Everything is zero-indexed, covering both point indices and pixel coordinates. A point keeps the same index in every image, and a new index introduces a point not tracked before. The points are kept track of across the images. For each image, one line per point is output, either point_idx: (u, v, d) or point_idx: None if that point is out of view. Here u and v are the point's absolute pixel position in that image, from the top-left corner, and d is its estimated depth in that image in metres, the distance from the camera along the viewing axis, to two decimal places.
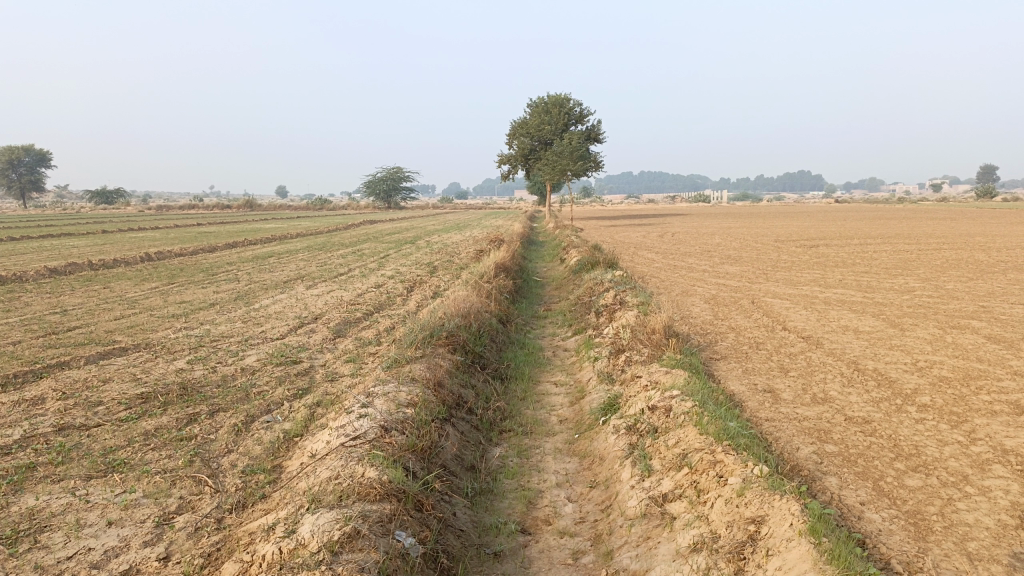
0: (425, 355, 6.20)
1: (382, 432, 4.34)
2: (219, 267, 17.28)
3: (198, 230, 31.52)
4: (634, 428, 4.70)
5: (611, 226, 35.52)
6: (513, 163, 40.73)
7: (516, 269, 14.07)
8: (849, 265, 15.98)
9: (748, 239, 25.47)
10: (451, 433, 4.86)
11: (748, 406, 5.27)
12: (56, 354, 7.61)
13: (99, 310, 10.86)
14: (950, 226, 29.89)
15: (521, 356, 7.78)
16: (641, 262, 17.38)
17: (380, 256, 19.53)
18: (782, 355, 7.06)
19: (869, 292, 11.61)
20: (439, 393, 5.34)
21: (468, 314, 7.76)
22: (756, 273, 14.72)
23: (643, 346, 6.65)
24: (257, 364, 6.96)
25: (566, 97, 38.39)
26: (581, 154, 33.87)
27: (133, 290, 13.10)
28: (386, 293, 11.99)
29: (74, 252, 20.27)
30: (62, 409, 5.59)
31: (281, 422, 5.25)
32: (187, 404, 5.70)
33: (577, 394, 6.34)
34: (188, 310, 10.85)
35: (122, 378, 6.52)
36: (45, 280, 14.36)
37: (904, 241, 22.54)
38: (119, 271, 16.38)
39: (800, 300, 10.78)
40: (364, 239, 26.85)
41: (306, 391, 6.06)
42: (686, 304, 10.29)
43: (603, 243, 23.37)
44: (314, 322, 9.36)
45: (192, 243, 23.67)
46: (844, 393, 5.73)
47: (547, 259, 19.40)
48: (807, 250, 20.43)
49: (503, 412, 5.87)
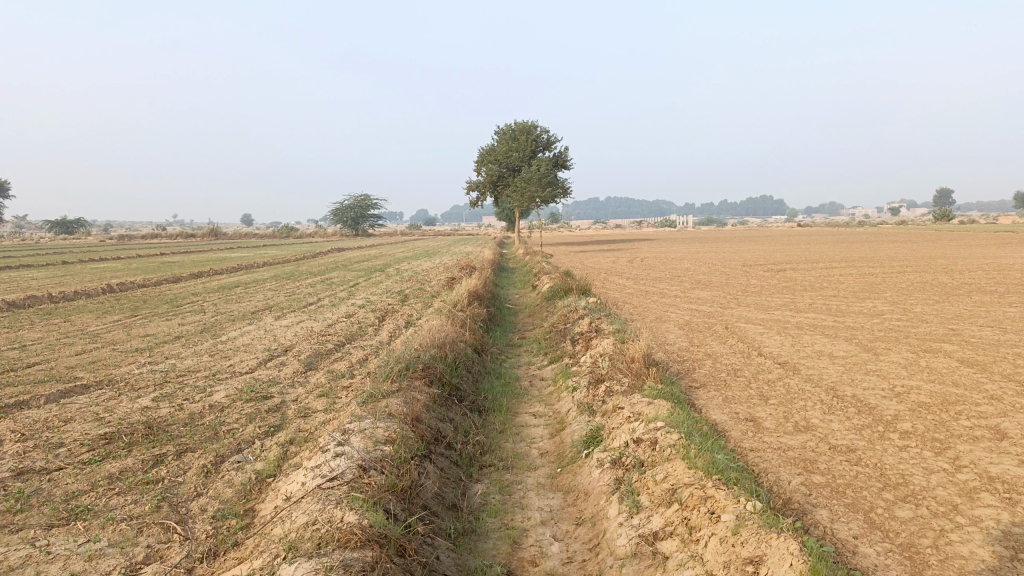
0: (401, 389, 6.05)
1: (361, 472, 4.19)
2: (184, 298, 16.93)
3: (161, 260, 31.01)
4: (619, 462, 4.60)
5: (580, 253, 35.57)
6: (482, 190, 40.81)
7: (489, 297, 14.00)
8: (818, 288, 16.16)
9: (717, 263, 25.73)
10: (431, 471, 4.71)
11: (732, 436, 5.21)
12: (14, 392, 7.30)
13: (59, 344, 10.52)
14: (911, 248, 30.54)
15: (498, 387, 7.65)
16: (613, 288, 17.42)
17: (350, 285, 19.32)
18: (760, 382, 7.03)
19: (840, 315, 11.73)
20: (417, 428, 5.19)
21: (444, 344, 7.63)
22: (727, 297, 14.81)
23: (623, 376, 6.57)
24: (227, 400, 6.75)
25: (533, 124, 38.70)
26: (549, 180, 34.06)
27: (95, 323, 12.73)
28: (357, 322, 11.82)
29: (33, 285, 19.73)
30: (20, 452, 5.32)
31: (253, 462, 5.05)
32: (153, 445, 5.47)
33: (557, 425, 6.22)
34: (152, 343, 10.55)
35: (85, 417, 6.25)
36: (2, 314, 13.92)
37: (868, 264, 22.95)
38: (80, 303, 15.96)
39: (773, 325, 10.83)
40: (333, 267, 26.59)
41: (279, 428, 5.87)
42: (661, 331, 10.27)
43: (574, 269, 23.41)
44: (285, 354, 9.15)
45: (156, 273, 23.24)
46: (826, 420, 5.70)
47: (518, 286, 19.36)
48: (775, 273, 20.68)
49: (482, 445, 5.74)
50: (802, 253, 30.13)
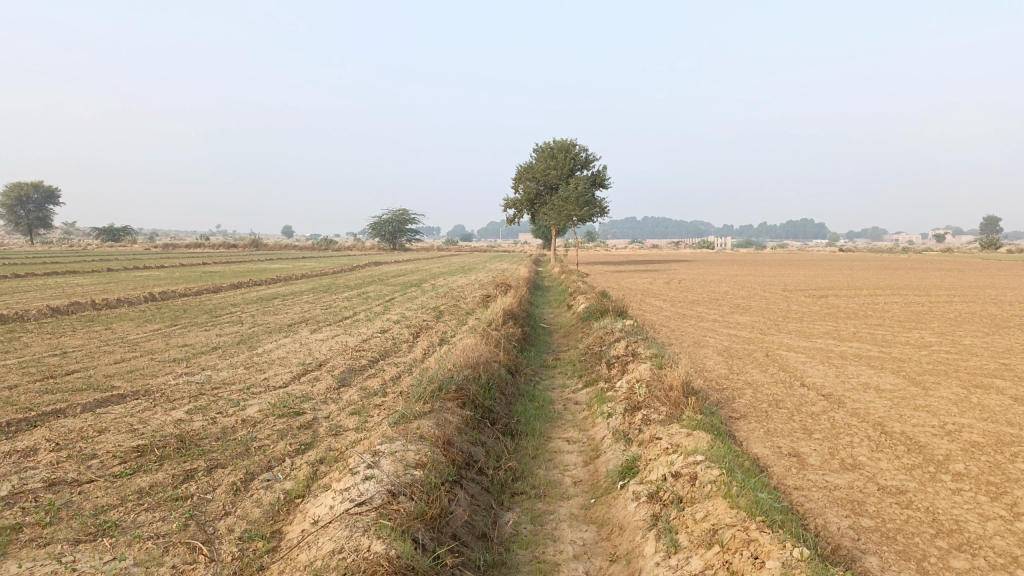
0: (433, 410, 5.94)
1: (390, 498, 4.09)
2: (223, 308, 17.09)
3: (203, 270, 31.52)
4: (656, 497, 4.44)
5: (617, 273, 35.33)
6: (519, 208, 40.84)
7: (524, 316, 13.87)
8: (862, 317, 15.73)
9: (755, 287, 25.31)
10: (461, 498, 4.60)
11: (775, 473, 5.01)
12: (52, 400, 7.36)
13: (99, 352, 10.65)
14: (957, 277, 29.79)
15: (531, 410, 7.50)
16: (650, 310, 17.20)
17: (385, 299, 19.37)
18: (804, 414, 6.79)
19: (885, 346, 11.37)
20: (448, 452, 5.08)
21: (477, 365, 7.51)
22: (766, 323, 14.49)
23: (660, 404, 6.38)
24: (259, 415, 6.71)
25: (572, 142, 38.68)
26: (586, 200, 33.95)
27: (136, 332, 12.88)
28: (391, 339, 11.77)
29: (78, 291, 20.12)
30: (54, 462, 5.33)
31: (282, 481, 4.99)
32: (184, 459, 5.44)
33: (592, 453, 6.06)
34: (189, 354, 10.63)
35: (119, 428, 6.26)
36: (46, 320, 14.17)
37: (914, 293, 22.34)
38: (122, 311, 16.24)
39: (816, 354, 10.53)
40: (369, 281, 26.72)
41: (309, 446, 5.81)
42: (699, 357, 10.04)
43: (610, 289, 23.19)
44: (319, 369, 9.11)
45: (197, 283, 23.58)
46: (873, 458, 5.46)
47: (554, 304, 19.23)
48: (816, 299, 20.24)
49: (514, 472, 5.60)
50: (843, 279, 29.53)
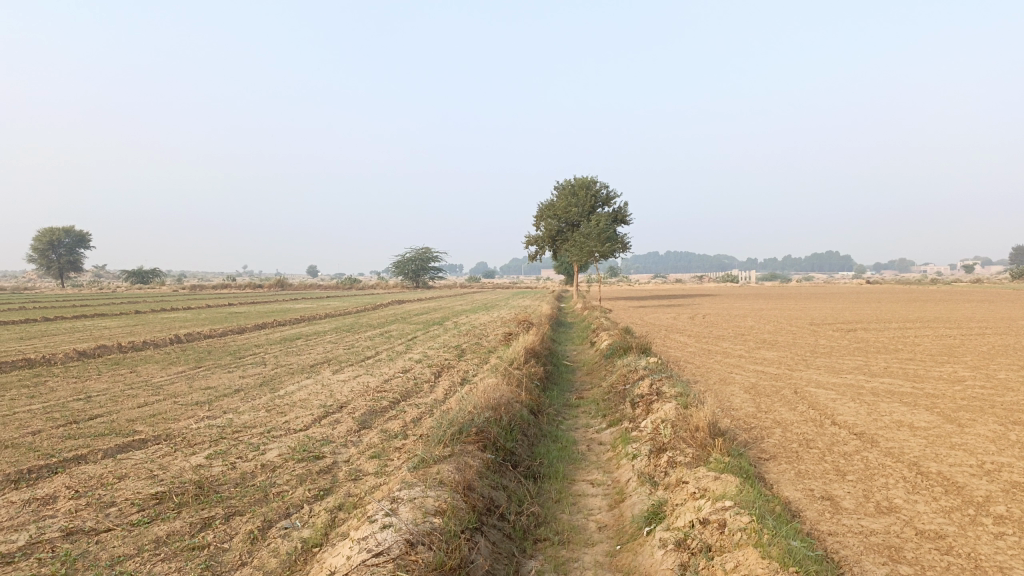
0: (454, 454, 5.83)
1: (408, 548, 3.98)
2: (246, 349, 17.15)
3: (228, 311, 31.79)
4: (684, 545, 4.28)
5: (641, 308, 35.07)
6: (541, 244, 40.85)
7: (547, 354, 13.75)
8: (892, 351, 15.40)
9: (781, 322, 24.94)
10: (482, 546, 4.48)
11: (807, 518, 4.84)
12: (74, 446, 7.35)
13: (123, 396, 10.67)
14: (989, 308, 29.17)
15: (554, 452, 7.35)
16: (674, 346, 17.00)
17: (407, 338, 19.35)
18: (836, 455, 6.58)
19: (918, 381, 11.07)
20: (469, 498, 4.97)
21: (499, 406, 7.40)
22: (794, 359, 14.21)
23: (686, 446, 6.22)
24: (278, 460, 6.64)
25: (593, 179, 38.74)
26: (608, 236, 33.89)
27: (160, 375, 12.93)
28: (413, 379, 11.69)
29: (105, 334, 20.36)
30: (72, 510, 5.28)
31: (300, 529, 4.90)
32: (202, 506, 5.37)
33: (616, 496, 5.90)
34: (212, 397, 10.61)
35: (138, 475, 6.22)
36: (72, 364, 14.28)
37: (945, 325, 21.90)
38: (147, 354, 16.33)
39: (846, 391, 10.28)
40: (392, 320, 26.77)
41: (328, 491, 5.72)
42: (726, 395, 9.84)
43: (634, 325, 22.96)
44: (339, 412, 9.04)
45: (222, 324, 23.77)
46: (910, 501, 5.25)
47: (577, 341, 19.07)
48: (845, 333, 19.90)
49: (537, 517, 5.46)
50: (871, 312, 29.03)
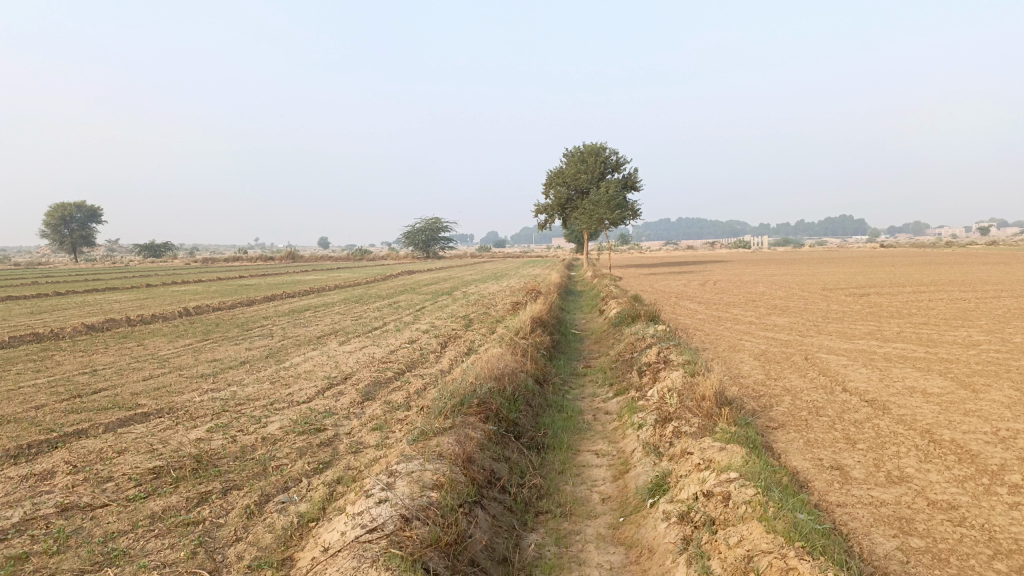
0: (454, 426, 5.72)
1: (403, 523, 3.88)
2: (254, 321, 17.12)
3: (237, 282, 31.73)
4: (687, 518, 4.16)
5: (653, 276, 34.79)
6: (551, 212, 40.52)
7: (554, 323, 13.63)
8: (906, 316, 15.17)
9: (793, 287, 24.61)
10: (481, 520, 4.37)
11: (816, 489, 4.71)
12: (76, 420, 7.31)
13: (128, 369, 10.65)
14: (1005, 271, 28.67)
15: (559, 422, 7.25)
16: (685, 313, 16.83)
17: (415, 308, 19.27)
18: (847, 423, 6.44)
19: (931, 346, 10.88)
20: (468, 470, 4.86)
21: (503, 376, 7.29)
22: (805, 325, 14.02)
23: (692, 415, 6.09)
24: (279, 433, 6.56)
25: (603, 145, 38.33)
26: (618, 203, 33.54)
27: (166, 347, 12.91)
28: (419, 349, 11.61)
29: (114, 308, 20.37)
30: (69, 486, 5.23)
31: (297, 504, 4.82)
32: (199, 481, 5.30)
33: (621, 467, 5.80)
34: (217, 369, 10.57)
35: (138, 449, 6.16)
36: (80, 338, 14.28)
37: (959, 289, 21.61)
38: (156, 327, 16.34)
39: (858, 357, 10.12)
40: (402, 290, 26.70)
41: (328, 465, 5.64)
42: (735, 363, 9.69)
43: (644, 293, 22.78)
44: (343, 383, 8.95)
45: (231, 296, 23.76)
46: (922, 470, 5.11)
47: (586, 310, 18.94)
48: (858, 298, 19.66)
49: (540, 489, 5.35)
50: (884, 276, 28.65)
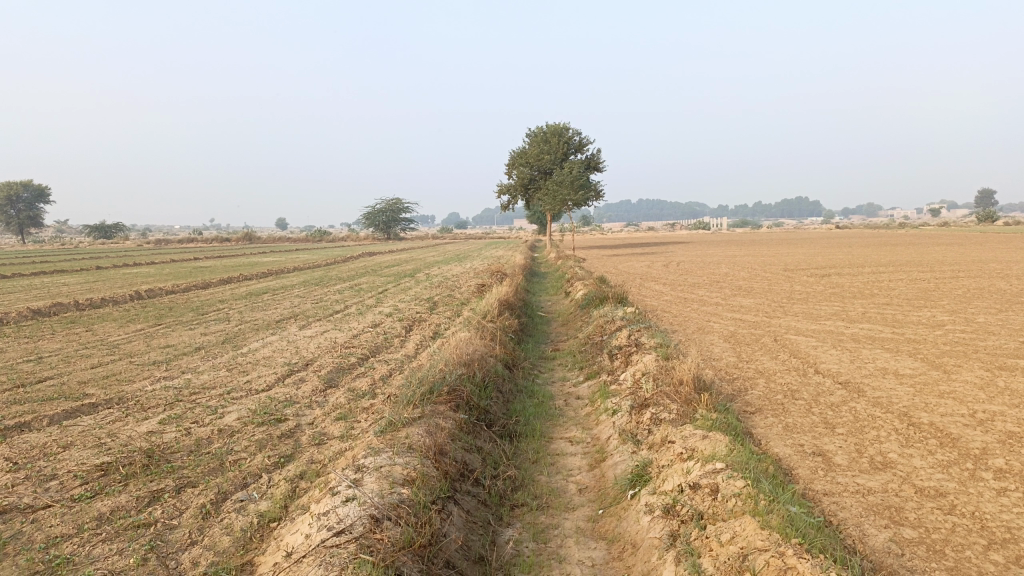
0: (424, 416, 5.44)
1: (373, 524, 3.61)
2: (210, 305, 16.57)
3: (192, 265, 30.82)
4: (673, 512, 3.97)
5: (614, 258, 34.44)
6: (514, 193, 40.16)
7: (521, 306, 13.39)
8: (869, 296, 15.25)
9: (756, 268, 24.70)
10: (455, 517, 4.14)
11: (801, 477, 4.57)
12: (18, 412, 6.87)
13: (76, 357, 10.14)
14: (957, 252, 29.27)
15: (530, 408, 7.02)
16: (651, 295, 16.74)
17: (377, 291, 18.88)
18: (823, 406, 6.33)
19: (898, 327, 10.90)
20: (440, 464, 4.60)
21: (472, 361, 7.03)
22: (771, 306, 14.01)
23: (670, 401, 5.90)
24: (237, 424, 6.21)
25: (566, 126, 38.05)
26: (581, 183, 33.31)
27: (117, 333, 12.35)
28: (383, 333, 11.28)
29: (62, 291, 19.58)
30: (8, 485, 4.84)
31: (257, 502, 4.52)
32: (150, 478, 4.95)
33: (597, 455, 5.60)
34: (170, 356, 10.12)
35: (85, 443, 5.77)
36: (25, 323, 13.63)
37: (918, 269, 21.92)
38: (106, 311, 15.71)
39: (827, 338, 10.07)
40: (363, 272, 26.20)
41: (290, 459, 5.33)
42: (705, 345, 9.57)
43: (609, 275, 22.66)
44: (304, 370, 8.60)
45: (186, 279, 23.04)
46: (905, 455, 5.00)
47: (551, 291, 18.74)
48: (820, 279, 19.80)
49: (514, 481, 5.12)
50: (843, 257, 29.00)
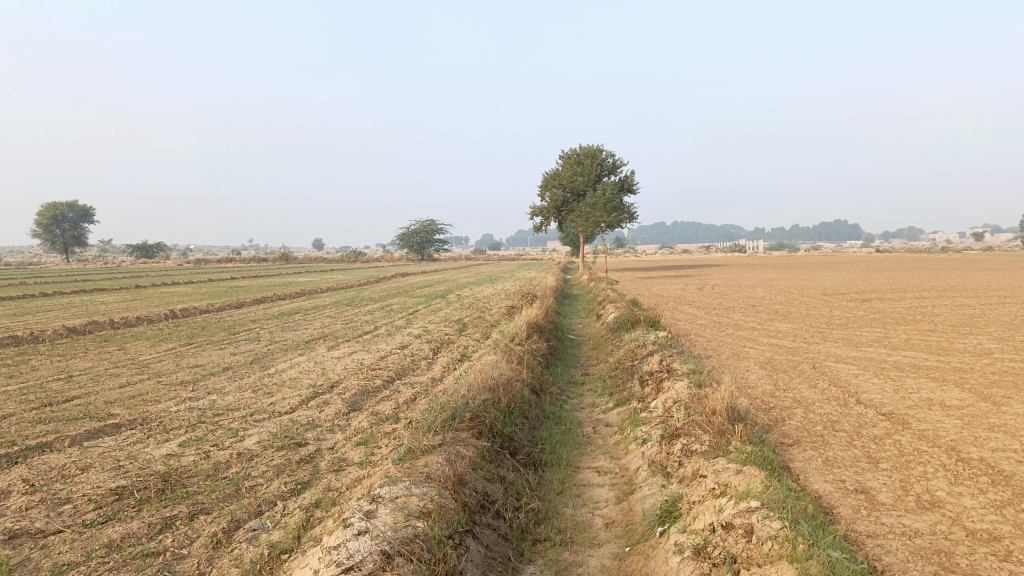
0: (445, 444, 5.26)
1: (384, 561, 3.44)
2: (241, 324, 16.64)
3: (228, 284, 31.14)
4: (703, 553, 3.72)
5: (647, 281, 34.09)
6: (546, 215, 40.08)
7: (550, 328, 13.20)
8: (911, 322, 14.76)
9: (793, 292, 24.19)
10: (472, 554, 3.95)
11: (842, 517, 4.29)
12: (42, 432, 6.83)
13: (105, 376, 10.16)
14: (1003, 277, 28.38)
15: (557, 436, 6.80)
16: (684, 319, 16.40)
17: (407, 312, 18.81)
18: (865, 439, 6.01)
19: (942, 354, 10.48)
20: (460, 495, 4.42)
21: (497, 386, 6.84)
22: (809, 331, 13.61)
23: (702, 432, 5.64)
24: (256, 448, 6.09)
25: (599, 148, 37.94)
26: (614, 205, 33.08)
27: (148, 352, 12.40)
28: (410, 355, 11.15)
29: (100, 310, 19.87)
30: (22, 508, 4.76)
31: (270, 532, 4.37)
32: (164, 504, 4.83)
33: (625, 487, 5.36)
34: (197, 376, 10.09)
35: (103, 465, 5.69)
36: (60, 341, 13.78)
37: (962, 294, 21.27)
38: (140, 330, 15.84)
39: (868, 365, 9.70)
40: (394, 292, 26.23)
41: (307, 485, 5.19)
42: (740, 372, 9.27)
43: (642, 298, 22.36)
44: (329, 392, 8.48)
45: (221, 298, 23.25)
46: (955, 494, 4.68)
47: (583, 314, 18.49)
48: (859, 304, 19.28)
49: (537, 513, 4.90)
50: (883, 281, 28.31)
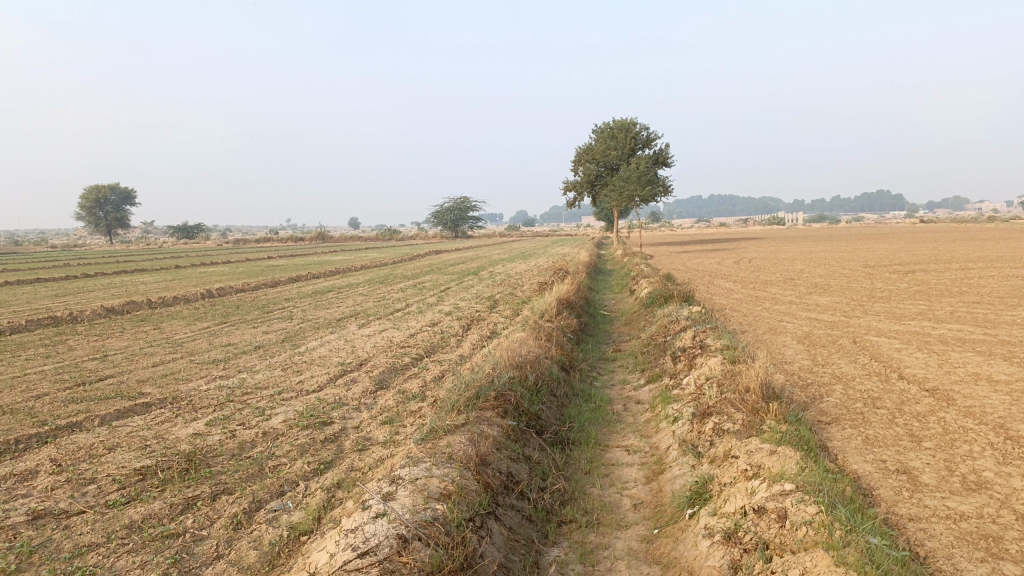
0: (468, 423, 5.14)
1: (400, 546, 3.34)
2: (275, 303, 16.72)
3: (264, 264, 31.38)
4: (734, 538, 3.56)
5: (682, 254, 33.69)
6: (580, 190, 39.70)
7: (582, 304, 13.01)
8: (957, 294, 14.26)
9: (834, 265, 23.60)
10: (494, 536, 3.84)
11: (882, 499, 4.08)
12: (73, 411, 6.89)
13: (139, 355, 10.27)
14: None
15: (586, 414, 6.66)
16: (720, 293, 16.09)
17: (440, 289, 18.78)
18: (908, 416, 5.75)
19: (990, 327, 10.07)
20: (482, 475, 4.30)
21: (525, 363, 6.70)
22: (849, 305, 13.21)
23: (735, 410, 5.44)
24: (282, 427, 6.05)
25: (633, 121, 37.34)
26: (649, 178, 32.55)
27: (182, 332, 12.50)
28: (440, 332, 11.07)
29: (139, 290, 20.13)
30: (48, 488, 4.77)
31: (291, 513, 4.31)
32: (187, 484, 4.80)
33: (655, 467, 5.20)
34: (229, 355, 10.14)
35: (130, 445, 5.69)
36: (99, 321, 13.98)
37: (1011, 265, 20.53)
38: (176, 309, 16.02)
39: (912, 339, 9.36)
40: (429, 270, 26.20)
41: (330, 465, 5.12)
42: (777, 347, 9.01)
43: (677, 272, 22.01)
44: (357, 370, 8.44)
45: (257, 277, 23.43)
46: (1004, 475, 4.43)
47: (617, 289, 18.27)
48: (903, 276, 18.72)
49: (563, 494, 4.77)
50: (927, 253, 27.52)
